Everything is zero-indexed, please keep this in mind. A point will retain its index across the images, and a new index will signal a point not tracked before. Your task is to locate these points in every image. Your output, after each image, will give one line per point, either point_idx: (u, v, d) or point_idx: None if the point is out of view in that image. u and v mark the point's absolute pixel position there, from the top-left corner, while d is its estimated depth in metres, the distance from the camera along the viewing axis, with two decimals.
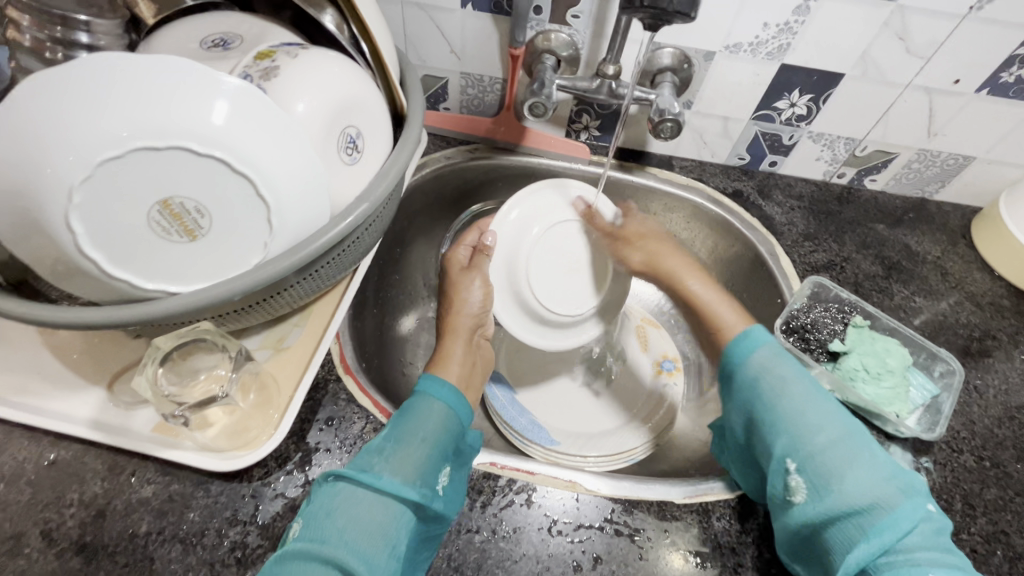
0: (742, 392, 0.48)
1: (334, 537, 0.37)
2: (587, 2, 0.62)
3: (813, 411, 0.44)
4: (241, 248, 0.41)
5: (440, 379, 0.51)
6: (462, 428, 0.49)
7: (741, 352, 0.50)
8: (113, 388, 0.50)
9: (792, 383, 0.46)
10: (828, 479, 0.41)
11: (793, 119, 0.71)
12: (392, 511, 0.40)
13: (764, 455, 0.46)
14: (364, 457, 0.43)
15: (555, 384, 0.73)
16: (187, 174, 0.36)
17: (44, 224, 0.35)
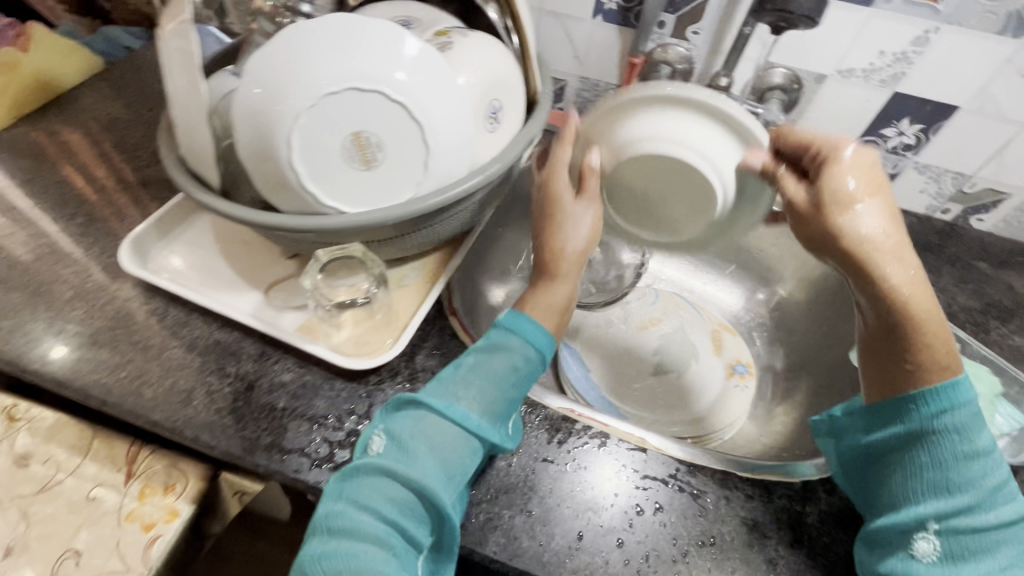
0: (916, 437, 0.44)
1: (419, 463, 0.42)
2: (708, 20, 0.68)
3: (986, 496, 0.42)
4: (400, 184, 0.49)
5: (537, 325, 0.51)
6: (540, 369, 0.50)
7: (954, 400, 0.44)
8: (269, 293, 0.61)
9: (982, 454, 0.43)
10: (973, 559, 0.41)
11: (899, 148, 0.73)
12: (468, 446, 0.45)
13: (904, 496, 0.44)
14: (448, 390, 0.47)
15: (629, 366, 0.77)
16: (378, 115, 0.46)
17: (271, 139, 0.45)
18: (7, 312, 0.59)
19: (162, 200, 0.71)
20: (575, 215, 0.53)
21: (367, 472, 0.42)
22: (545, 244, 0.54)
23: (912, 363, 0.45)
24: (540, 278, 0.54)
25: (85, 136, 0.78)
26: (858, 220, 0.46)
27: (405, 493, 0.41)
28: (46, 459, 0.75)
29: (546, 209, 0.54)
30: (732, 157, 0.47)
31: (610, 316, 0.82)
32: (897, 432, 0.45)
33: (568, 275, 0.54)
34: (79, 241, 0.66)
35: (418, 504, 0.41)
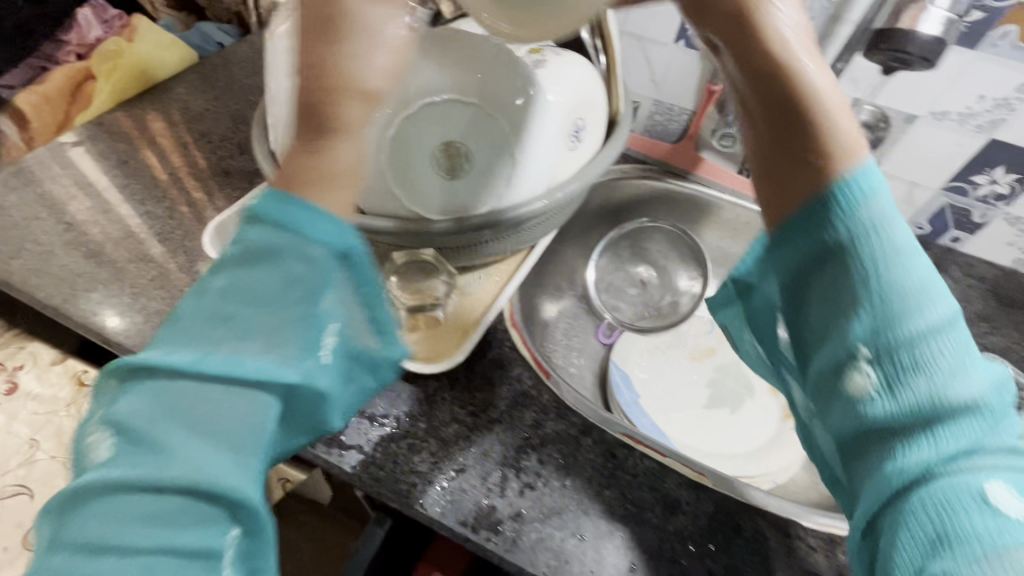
0: (832, 245, 0.40)
1: (174, 452, 0.32)
2: None
3: (914, 295, 0.38)
4: (478, 193, 0.49)
5: (331, 219, 0.36)
6: (345, 256, 0.37)
7: (859, 193, 0.40)
8: None
9: (902, 252, 0.39)
10: (918, 379, 0.36)
11: (990, 197, 0.69)
12: (252, 402, 0.33)
13: (829, 328, 0.40)
14: (205, 336, 0.34)
15: (684, 396, 0.75)
16: (466, 126, 0.48)
17: None
18: (96, 284, 0.63)
19: (242, 190, 0.74)
20: (374, 35, 0.37)
21: (98, 489, 0.31)
22: (316, 86, 0.37)
23: (822, 144, 0.41)
24: (312, 132, 0.37)
25: (177, 124, 0.82)
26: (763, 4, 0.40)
27: (167, 498, 0.31)
28: None
29: (323, 31, 0.36)
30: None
31: (662, 343, 0.81)
32: (808, 241, 0.41)
33: (357, 126, 0.38)
34: (165, 224, 0.69)
35: (196, 504, 0.32)
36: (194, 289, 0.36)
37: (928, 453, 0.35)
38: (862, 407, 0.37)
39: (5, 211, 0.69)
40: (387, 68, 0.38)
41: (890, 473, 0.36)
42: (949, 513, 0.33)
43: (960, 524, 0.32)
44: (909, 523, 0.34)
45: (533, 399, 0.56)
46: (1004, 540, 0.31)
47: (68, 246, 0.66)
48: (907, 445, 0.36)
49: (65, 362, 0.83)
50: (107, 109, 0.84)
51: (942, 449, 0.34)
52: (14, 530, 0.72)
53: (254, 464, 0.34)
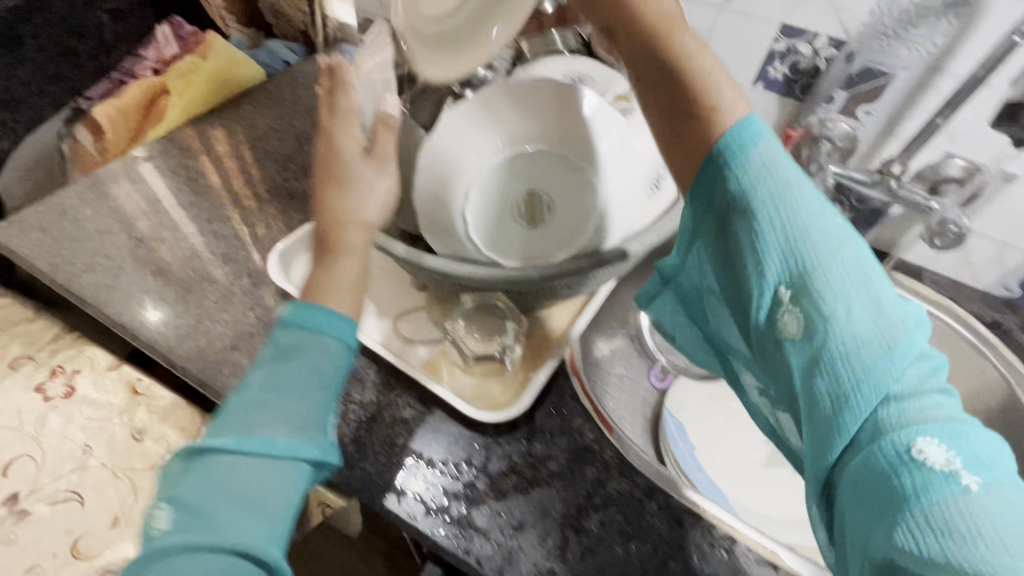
0: (733, 197, 0.40)
1: (220, 523, 0.35)
2: (886, 101, 0.63)
3: (817, 224, 0.37)
4: (558, 241, 0.47)
5: (341, 320, 0.43)
6: (349, 348, 0.44)
7: (745, 136, 0.40)
8: (395, 322, 0.61)
9: (795, 187, 0.39)
10: (832, 313, 0.35)
11: None
12: (269, 472, 0.38)
13: (744, 280, 0.40)
14: (242, 419, 0.39)
15: (740, 452, 0.72)
16: (552, 177, 0.48)
17: (450, 191, 0.47)
18: (163, 304, 0.63)
19: (305, 214, 0.74)
20: (353, 179, 0.47)
21: (152, 561, 0.34)
22: (326, 219, 0.46)
23: (708, 113, 0.42)
24: (321, 254, 0.46)
25: (243, 143, 0.84)
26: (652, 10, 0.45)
27: (213, 560, 0.34)
28: (157, 437, 0.79)
29: (328, 178, 0.47)
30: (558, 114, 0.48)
31: (719, 393, 0.77)
32: (716, 188, 0.41)
33: (357, 248, 0.46)
34: (228, 246, 0.70)
35: (238, 568, 0.35)
36: (236, 389, 0.42)
37: (856, 396, 0.34)
38: (791, 353, 0.37)
39: (80, 224, 0.71)
40: (368, 198, 0.47)
41: (828, 426, 0.34)
42: (885, 455, 0.32)
43: (893, 471, 0.31)
44: (857, 471, 0.33)
45: (594, 454, 0.54)
46: (940, 488, 0.30)
47: (137, 263, 0.67)
48: (830, 387, 0.34)
49: (121, 369, 0.84)
50: (179, 125, 0.86)
51: (868, 386, 0.33)
52: (64, 536, 0.73)
53: (284, 537, 0.37)
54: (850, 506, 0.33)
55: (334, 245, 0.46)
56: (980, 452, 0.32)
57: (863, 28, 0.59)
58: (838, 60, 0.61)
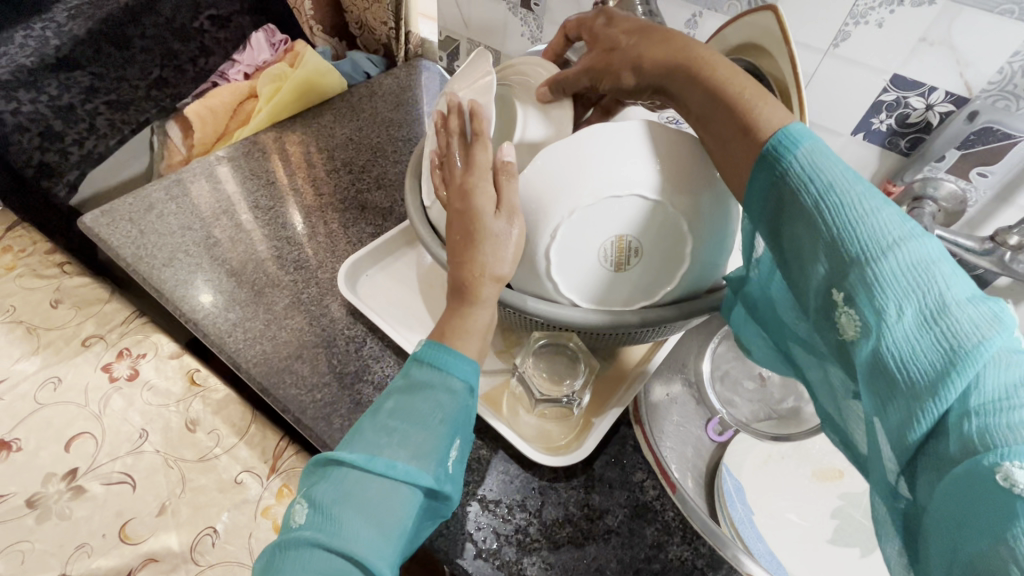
0: (787, 205, 0.37)
1: (343, 529, 0.39)
2: (1006, 165, 0.58)
3: (872, 218, 0.33)
4: (641, 288, 0.47)
5: (466, 360, 0.47)
6: (468, 389, 0.46)
7: (790, 146, 0.37)
8: None
9: (845, 186, 0.35)
10: (885, 312, 0.31)
11: None
12: (390, 491, 0.41)
13: (809, 291, 0.37)
14: (371, 439, 0.43)
15: (802, 524, 0.67)
16: (647, 223, 0.44)
17: (538, 230, 0.45)
18: (234, 305, 0.65)
19: (374, 227, 0.75)
20: (500, 237, 0.45)
21: (289, 547, 0.39)
22: (463, 271, 0.46)
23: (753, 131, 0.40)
24: (458, 302, 0.47)
25: (320, 150, 0.86)
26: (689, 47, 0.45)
27: (334, 561, 0.38)
28: (209, 429, 0.79)
29: (466, 234, 0.46)
30: (678, 162, 0.44)
31: (782, 455, 0.73)
32: (770, 195, 0.39)
33: (487, 299, 0.47)
34: (299, 252, 0.71)
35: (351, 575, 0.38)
36: (369, 410, 0.46)
37: (917, 407, 0.29)
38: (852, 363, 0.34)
39: (164, 218, 0.73)
40: (508, 257, 0.45)
41: (897, 438, 0.31)
42: (965, 478, 0.27)
43: (973, 485, 0.26)
44: (937, 491, 0.28)
45: (655, 514, 0.51)
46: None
47: (214, 262, 0.69)
48: (889, 394, 0.31)
49: (181, 358, 0.87)
50: (263, 128, 0.89)
51: (933, 398, 0.28)
52: (113, 518, 0.75)
53: (392, 553, 0.40)
54: (934, 534, 0.28)
55: (470, 297, 0.47)
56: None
57: (988, 86, 0.55)
58: (957, 119, 0.57)
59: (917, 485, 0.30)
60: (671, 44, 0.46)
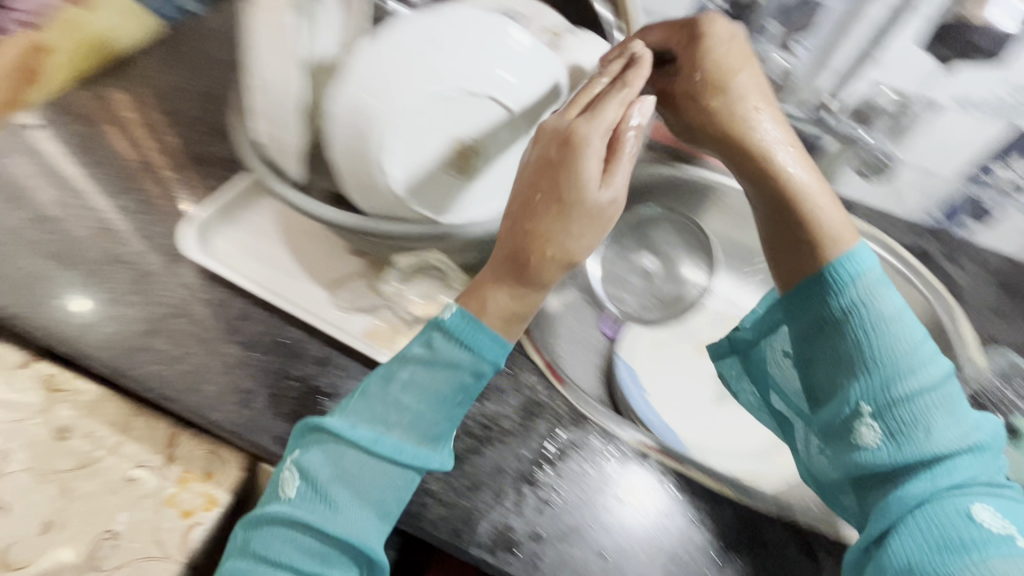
0: (833, 320, 0.46)
1: (340, 512, 0.41)
2: (820, 34, 0.63)
3: (911, 347, 0.44)
4: (491, 189, 0.47)
5: (484, 331, 0.41)
6: (490, 371, 0.42)
7: (850, 267, 0.46)
8: (333, 291, 0.59)
9: (891, 319, 0.45)
10: (914, 424, 0.42)
11: (1006, 186, 0.67)
12: (388, 480, 0.42)
13: (834, 389, 0.46)
14: (371, 416, 0.43)
15: (689, 391, 0.74)
16: (480, 121, 0.44)
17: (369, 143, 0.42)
18: (66, 290, 0.57)
19: (222, 181, 0.68)
20: (600, 215, 0.39)
21: (281, 518, 0.42)
22: (531, 245, 0.39)
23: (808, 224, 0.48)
24: (517, 281, 0.40)
25: (145, 103, 0.75)
26: (718, 110, 0.49)
27: (326, 542, 0.41)
28: (86, 433, 0.72)
29: (559, 205, 0.38)
30: (501, 55, 0.43)
31: (668, 338, 0.79)
32: (819, 317, 0.47)
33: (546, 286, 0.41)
34: (136, 220, 0.63)
35: (345, 553, 0.41)
36: (379, 373, 0.44)
37: (928, 481, 0.40)
38: (860, 456, 0.43)
39: None
40: (584, 220, 0.38)
41: (901, 497, 0.40)
42: (951, 515, 0.38)
43: (959, 527, 0.37)
44: (915, 523, 0.39)
45: (545, 408, 0.54)
46: (996, 547, 0.36)
47: (29, 246, 0.60)
48: (909, 473, 0.41)
49: (33, 365, 0.76)
50: (65, 86, 0.76)
51: (945, 479, 0.40)
52: None
53: (386, 527, 0.43)
54: (900, 552, 0.38)
55: (539, 269, 0.40)
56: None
57: None
58: None
59: (887, 531, 0.40)
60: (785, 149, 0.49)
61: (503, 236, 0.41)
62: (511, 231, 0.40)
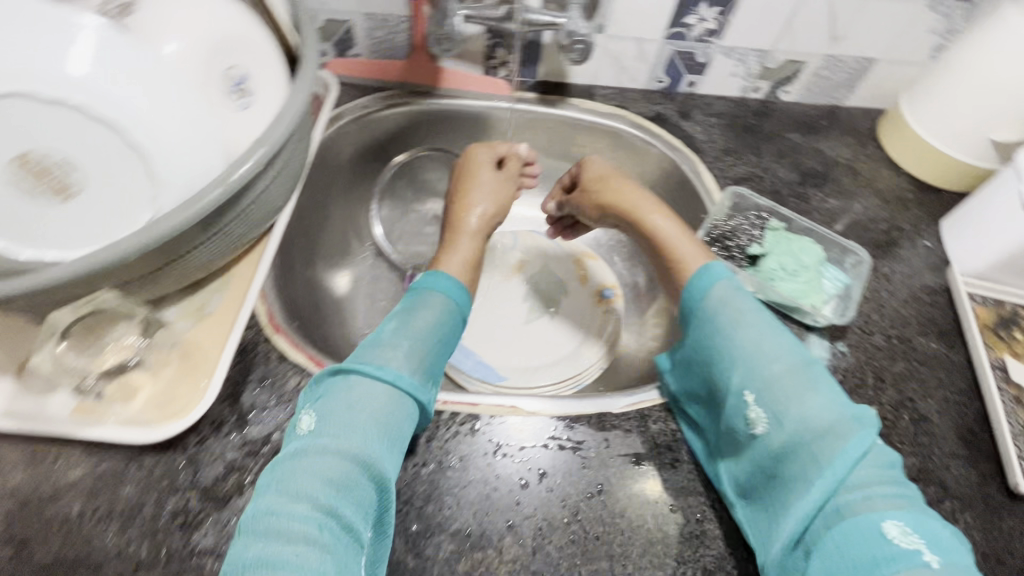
0: (702, 327, 0.50)
1: (357, 434, 0.41)
2: None
3: (770, 341, 0.47)
4: (125, 201, 0.38)
5: (441, 274, 0.55)
6: (463, 318, 0.54)
7: (703, 280, 0.51)
8: (20, 376, 0.46)
9: (747, 314, 0.49)
10: (787, 413, 0.43)
11: (703, 35, 0.72)
12: (401, 402, 0.44)
13: (720, 391, 0.48)
14: (378, 352, 0.47)
15: (501, 321, 0.74)
16: (45, 124, 0.36)
17: None
18: None
19: None
20: (496, 181, 0.66)
21: (301, 455, 0.40)
22: (455, 202, 0.65)
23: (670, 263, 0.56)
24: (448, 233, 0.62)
25: None
26: (590, 183, 0.66)
27: (338, 467, 0.39)
28: None
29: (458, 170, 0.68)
30: (35, 40, 0.36)
31: None
32: (699, 327, 0.50)
33: (472, 232, 0.62)
34: None
35: (356, 477, 0.39)
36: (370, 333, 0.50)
37: (828, 481, 0.40)
38: (757, 450, 0.45)
39: None
40: (489, 196, 0.65)
41: (805, 500, 0.41)
42: (857, 526, 0.38)
43: (867, 542, 0.37)
44: (831, 542, 0.39)
45: None
46: (900, 558, 0.36)
47: None
48: (799, 463, 0.42)
49: None
50: None
51: (838, 474, 0.40)
52: None
53: (397, 458, 0.42)
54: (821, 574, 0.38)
55: (485, 231, 0.64)
56: (941, 536, 0.38)
57: None
58: None
59: (812, 551, 0.40)
60: (642, 210, 0.60)
61: (445, 230, 0.63)
62: (449, 220, 0.64)
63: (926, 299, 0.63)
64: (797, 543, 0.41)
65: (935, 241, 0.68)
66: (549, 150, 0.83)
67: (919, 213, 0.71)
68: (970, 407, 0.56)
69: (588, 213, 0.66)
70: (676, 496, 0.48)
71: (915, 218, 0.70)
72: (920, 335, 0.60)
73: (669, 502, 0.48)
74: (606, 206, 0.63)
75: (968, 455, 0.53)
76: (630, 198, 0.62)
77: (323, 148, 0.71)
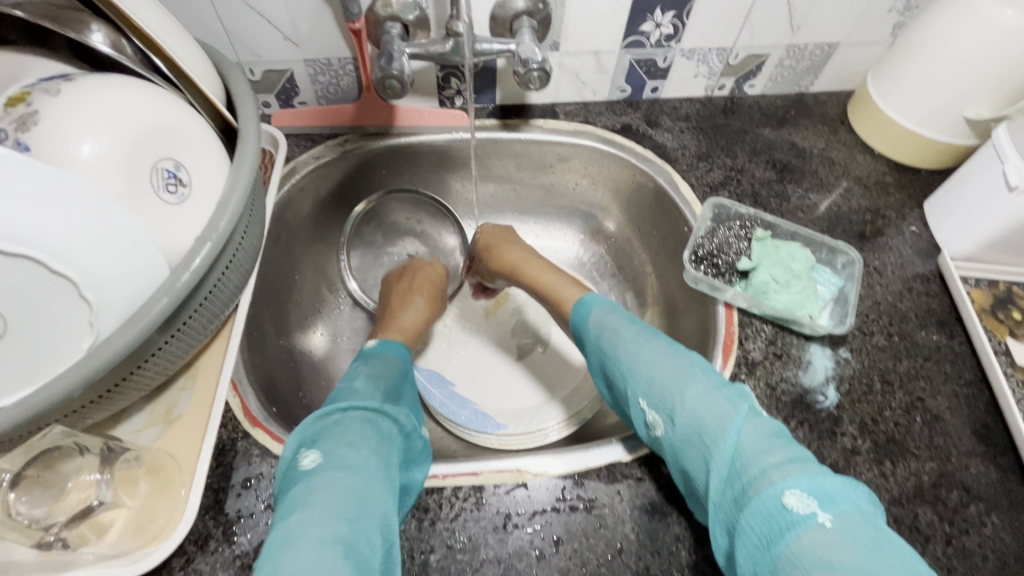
0: (592, 351, 0.51)
1: (360, 461, 0.38)
2: None
3: (647, 345, 0.46)
4: (60, 335, 0.34)
5: (393, 344, 0.57)
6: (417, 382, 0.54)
7: (580, 315, 0.54)
8: None
9: (624, 330, 0.49)
10: (673, 406, 0.42)
11: (662, 40, 0.69)
12: (391, 437, 0.42)
13: (626, 403, 0.47)
14: (355, 400, 0.44)
15: (492, 364, 0.71)
16: None
17: None
18: None
19: None
20: (422, 295, 0.68)
21: (311, 483, 0.36)
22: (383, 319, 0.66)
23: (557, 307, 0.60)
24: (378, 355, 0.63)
25: None
26: (487, 248, 0.68)
27: (344, 490, 0.36)
28: None
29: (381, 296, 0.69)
30: None
31: (456, 317, 0.75)
32: (591, 354, 0.52)
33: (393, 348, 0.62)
34: None
35: (365, 500, 0.36)
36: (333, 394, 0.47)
37: (721, 462, 0.38)
38: (666, 449, 0.43)
39: None
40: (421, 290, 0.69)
41: (711, 487, 0.39)
42: (759, 501, 0.35)
43: (765, 515, 0.34)
44: (743, 523, 0.35)
45: None
46: (800, 526, 0.32)
47: None
48: (694, 452, 0.40)
49: None
50: None
51: (726, 453, 0.38)
52: None
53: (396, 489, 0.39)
54: (746, 561, 0.35)
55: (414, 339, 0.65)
56: (836, 489, 0.34)
57: None
58: None
59: (733, 533, 0.37)
60: (528, 265, 0.65)
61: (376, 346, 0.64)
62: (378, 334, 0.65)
63: (919, 288, 0.61)
64: (721, 530, 0.38)
65: (921, 225, 0.66)
66: (517, 175, 0.79)
67: (901, 197, 0.69)
68: (980, 398, 0.54)
69: (486, 276, 0.71)
70: (699, 544, 0.46)
71: (897, 203, 0.68)
72: (920, 328, 0.58)
73: (693, 552, 0.45)
74: (498, 269, 0.67)
75: (986, 450, 0.52)
76: (514, 256, 0.66)
77: (279, 208, 0.67)
